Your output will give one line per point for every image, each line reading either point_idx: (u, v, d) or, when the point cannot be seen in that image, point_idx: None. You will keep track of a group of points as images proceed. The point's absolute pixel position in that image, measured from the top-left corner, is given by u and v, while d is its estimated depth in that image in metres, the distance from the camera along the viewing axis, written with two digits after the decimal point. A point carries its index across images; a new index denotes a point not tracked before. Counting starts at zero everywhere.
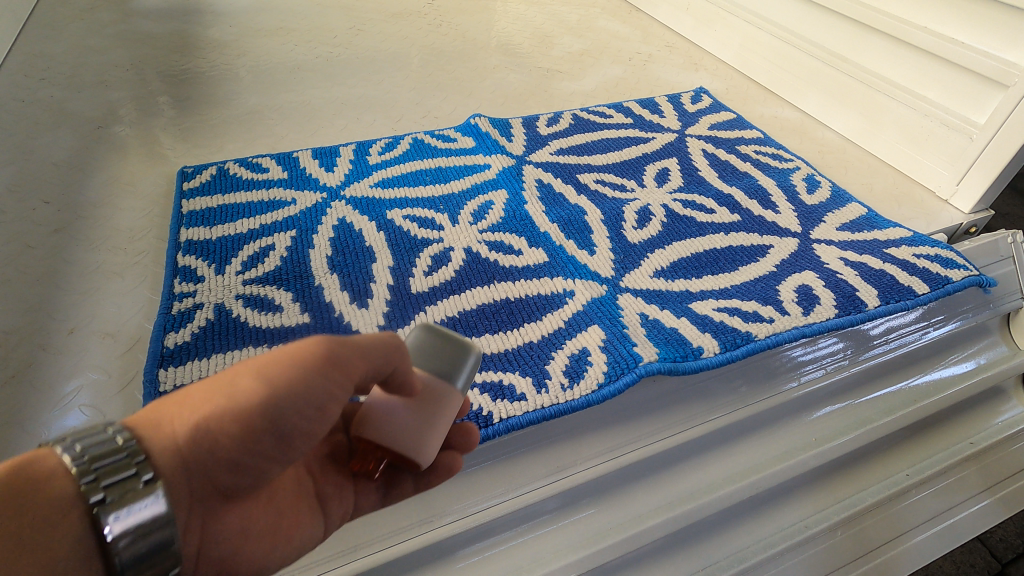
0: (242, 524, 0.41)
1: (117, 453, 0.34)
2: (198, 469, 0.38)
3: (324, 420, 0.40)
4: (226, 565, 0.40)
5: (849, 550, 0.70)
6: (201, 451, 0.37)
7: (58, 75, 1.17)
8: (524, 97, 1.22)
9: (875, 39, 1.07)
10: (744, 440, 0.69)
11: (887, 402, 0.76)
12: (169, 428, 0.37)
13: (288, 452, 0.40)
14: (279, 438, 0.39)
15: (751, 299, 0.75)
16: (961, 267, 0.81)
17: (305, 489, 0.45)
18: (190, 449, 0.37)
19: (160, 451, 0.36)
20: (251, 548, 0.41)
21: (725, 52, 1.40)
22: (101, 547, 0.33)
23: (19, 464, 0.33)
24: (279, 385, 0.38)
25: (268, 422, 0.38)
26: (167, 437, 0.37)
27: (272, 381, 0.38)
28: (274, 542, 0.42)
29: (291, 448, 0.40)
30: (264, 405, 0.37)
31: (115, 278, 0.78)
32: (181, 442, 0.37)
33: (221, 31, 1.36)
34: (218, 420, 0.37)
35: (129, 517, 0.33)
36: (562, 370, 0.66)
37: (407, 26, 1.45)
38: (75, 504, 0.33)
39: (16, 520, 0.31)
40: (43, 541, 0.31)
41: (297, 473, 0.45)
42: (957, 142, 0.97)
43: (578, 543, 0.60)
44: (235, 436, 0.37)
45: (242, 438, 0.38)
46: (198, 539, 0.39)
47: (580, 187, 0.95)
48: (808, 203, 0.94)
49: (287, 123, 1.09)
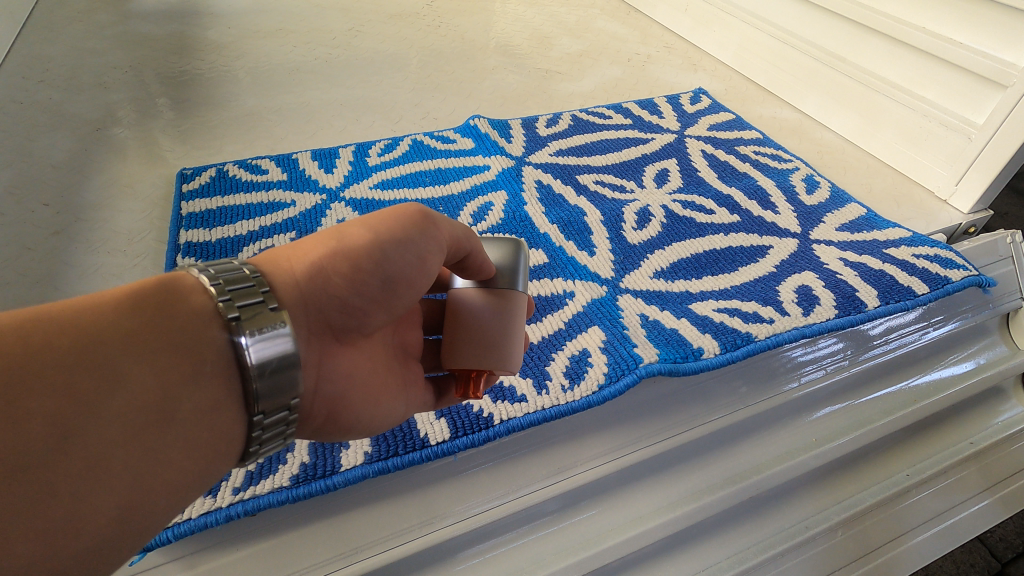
0: (349, 368, 0.45)
1: (248, 280, 0.37)
2: (316, 305, 0.42)
3: (423, 269, 0.45)
4: (335, 402, 0.44)
5: (850, 551, 0.70)
6: (318, 287, 0.41)
7: (57, 78, 1.17)
8: (523, 98, 1.22)
9: (873, 39, 1.07)
10: (745, 440, 0.69)
11: (888, 402, 0.76)
12: (287, 264, 0.41)
13: (391, 298, 0.45)
14: (385, 284, 0.44)
15: (751, 300, 0.75)
16: (960, 267, 0.81)
17: (387, 354, 0.50)
18: (308, 283, 0.41)
19: (282, 283, 0.40)
20: (353, 394, 0.45)
21: (723, 53, 1.40)
22: (237, 360, 0.35)
23: (164, 279, 0.35)
24: (386, 234, 0.43)
25: (379, 263, 0.43)
26: (287, 272, 0.40)
27: (381, 229, 0.43)
28: (370, 400, 0.47)
29: (393, 294, 0.45)
30: (376, 247, 0.43)
31: (114, 280, 0.78)
32: (300, 277, 0.41)
33: (219, 33, 1.36)
34: (334, 260, 0.42)
35: (263, 335, 0.35)
36: (563, 371, 0.66)
37: (406, 27, 1.45)
38: (214, 318, 0.35)
39: (163, 329, 0.33)
40: (185, 351, 0.33)
41: (381, 340, 0.49)
42: (955, 142, 0.97)
43: (579, 544, 0.60)
44: (349, 273, 0.42)
45: (357, 276, 0.42)
46: (318, 375, 0.42)
47: (579, 188, 0.95)
48: (807, 203, 0.94)
49: (286, 124, 1.09)
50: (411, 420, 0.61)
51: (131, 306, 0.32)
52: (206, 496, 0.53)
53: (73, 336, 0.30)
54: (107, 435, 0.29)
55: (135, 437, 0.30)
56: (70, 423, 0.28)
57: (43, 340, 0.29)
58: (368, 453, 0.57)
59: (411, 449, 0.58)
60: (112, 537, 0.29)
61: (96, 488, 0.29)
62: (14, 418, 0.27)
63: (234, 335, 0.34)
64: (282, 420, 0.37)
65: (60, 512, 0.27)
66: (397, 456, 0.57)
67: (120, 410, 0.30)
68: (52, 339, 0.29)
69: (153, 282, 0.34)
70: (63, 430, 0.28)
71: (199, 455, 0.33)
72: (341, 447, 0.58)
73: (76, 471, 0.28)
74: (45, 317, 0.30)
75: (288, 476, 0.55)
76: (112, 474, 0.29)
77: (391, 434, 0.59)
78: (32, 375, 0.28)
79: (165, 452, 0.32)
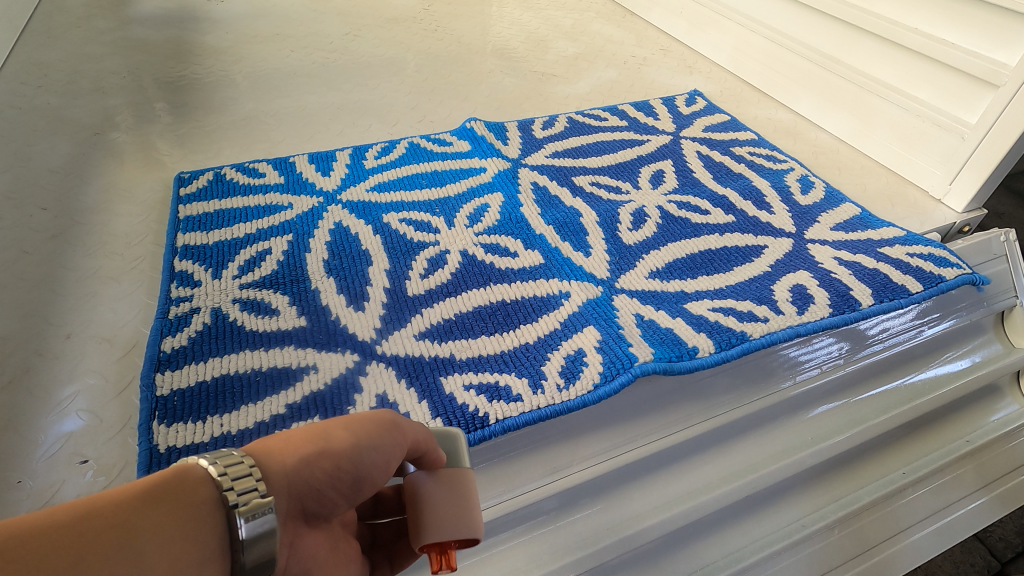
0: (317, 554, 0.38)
1: (245, 464, 0.33)
2: (296, 496, 0.36)
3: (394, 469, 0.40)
4: None
5: (846, 550, 0.71)
6: (303, 476, 0.36)
7: (56, 83, 1.17)
8: (520, 101, 1.23)
9: (866, 40, 1.08)
10: (739, 440, 0.70)
11: (882, 400, 0.76)
12: (275, 450, 0.36)
13: (366, 494, 0.39)
14: (353, 489, 0.39)
15: (745, 299, 0.75)
16: (953, 265, 0.81)
17: (349, 534, 0.43)
18: (295, 475, 0.36)
19: (268, 468, 0.35)
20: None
21: (718, 55, 1.41)
22: (231, 548, 0.31)
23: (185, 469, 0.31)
24: (370, 443, 0.38)
25: (361, 464, 0.38)
26: (272, 457, 0.35)
27: (371, 434, 0.38)
28: None
29: (368, 491, 0.39)
30: (360, 453, 0.38)
31: (112, 283, 0.78)
32: (277, 475, 0.35)
33: (217, 38, 1.37)
34: (322, 454, 0.37)
35: (262, 524, 0.31)
36: (557, 371, 0.66)
37: (403, 31, 1.46)
38: (219, 505, 0.31)
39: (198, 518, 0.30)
40: (211, 544, 0.30)
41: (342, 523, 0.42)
42: (947, 142, 0.98)
43: (575, 544, 0.60)
44: (332, 473, 0.37)
45: (340, 473, 0.37)
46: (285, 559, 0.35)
47: (575, 189, 0.95)
48: (802, 204, 0.94)
49: (284, 129, 1.09)
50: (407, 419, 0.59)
51: (161, 499, 0.29)
52: None
53: (113, 530, 0.27)
54: None
55: None
56: None
57: (86, 538, 0.26)
58: None
59: None
60: None
61: None
62: None
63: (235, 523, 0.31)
64: None
65: None
66: None
67: None
68: (98, 536, 0.27)
69: (177, 471, 0.31)
70: None
71: None
72: None
73: None
74: (84, 514, 0.27)
75: None
76: None
77: None
78: (83, 571, 0.25)
79: None
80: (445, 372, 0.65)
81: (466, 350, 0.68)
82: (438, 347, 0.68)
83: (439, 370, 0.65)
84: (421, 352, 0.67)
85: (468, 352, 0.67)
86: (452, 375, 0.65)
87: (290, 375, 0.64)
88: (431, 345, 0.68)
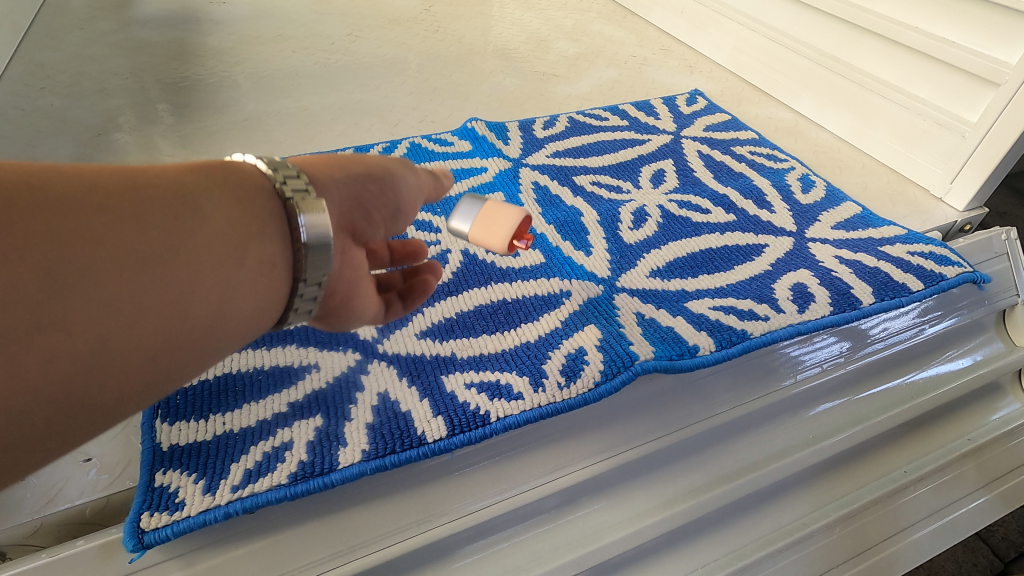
0: (356, 262, 0.50)
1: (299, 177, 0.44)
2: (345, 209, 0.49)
3: (406, 214, 0.56)
4: (347, 291, 0.48)
5: (847, 548, 0.71)
6: (337, 180, 0.49)
7: (59, 84, 1.18)
8: (521, 101, 1.23)
9: (866, 39, 1.08)
10: (739, 439, 0.70)
11: (883, 399, 0.77)
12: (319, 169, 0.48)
13: (383, 209, 0.52)
14: (390, 216, 0.54)
15: (746, 298, 0.75)
16: (955, 264, 0.81)
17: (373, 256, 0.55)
18: (330, 173, 0.48)
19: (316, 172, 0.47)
20: (358, 287, 0.50)
21: (719, 54, 1.41)
22: (287, 233, 0.42)
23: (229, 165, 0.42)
24: (389, 171, 0.53)
25: (381, 183, 0.52)
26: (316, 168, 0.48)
27: (387, 165, 0.54)
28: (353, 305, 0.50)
29: (386, 204, 0.52)
30: (382, 174, 0.52)
31: None
32: (317, 174, 0.47)
33: (219, 39, 1.37)
34: (350, 167, 0.50)
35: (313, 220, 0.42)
36: (558, 369, 0.65)
37: (404, 32, 1.46)
38: (262, 189, 0.42)
39: (220, 196, 0.39)
40: (234, 220, 0.39)
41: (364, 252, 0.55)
42: (949, 141, 0.98)
43: (575, 542, 0.61)
44: (355, 180, 0.50)
45: (363, 183, 0.51)
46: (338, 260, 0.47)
47: (576, 189, 0.96)
48: (803, 203, 0.94)
49: (286, 129, 1.10)
50: (408, 418, 0.59)
51: (181, 180, 0.38)
52: (205, 493, 0.52)
53: (131, 191, 0.35)
54: (166, 270, 0.35)
55: (190, 274, 0.36)
56: (136, 251, 0.34)
57: (109, 193, 0.35)
58: (366, 450, 0.56)
59: (408, 446, 0.57)
60: (162, 359, 0.36)
61: (149, 312, 0.34)
62: (94, 246, 0.33)
63: (292, 214, 0.42)
64: (314, 296, 0.44)
65: (126, 325, 0.33)
66: (394, 454, 0.56)
67: (177, 252, 0.36)
68: (119, 194, 0.35)
69: (215, 166, 0.41)
70: (135, 260, 0.34)
71: (237, 304, 0.39)
72: (339, 445, 0.56)
73: (139, 291, 0.34)
74: (111, 176, 0.35)
75: (287, 473, 0.54)
76: (167, 304, 0.35)
77: (388, 431, 0.58)
78: (104, 214, 0.34)
79: (210, 295, 0.37)
80: (446, 371, 0.65)
81: (467, 349, 0.68)
82: (439, 346, 0.68)
83: (440, 369, 0.65)
84: (422, 351, 0.67)
85: (468, 351, 0.68)
86: (452, 374, 0.65)
87: (292, 374, 0.64)
88: (432, 344, 0.68)
